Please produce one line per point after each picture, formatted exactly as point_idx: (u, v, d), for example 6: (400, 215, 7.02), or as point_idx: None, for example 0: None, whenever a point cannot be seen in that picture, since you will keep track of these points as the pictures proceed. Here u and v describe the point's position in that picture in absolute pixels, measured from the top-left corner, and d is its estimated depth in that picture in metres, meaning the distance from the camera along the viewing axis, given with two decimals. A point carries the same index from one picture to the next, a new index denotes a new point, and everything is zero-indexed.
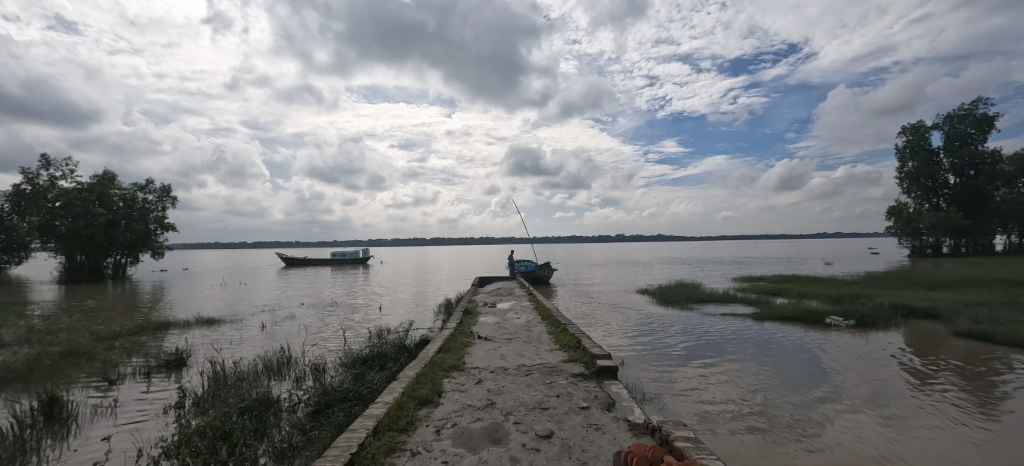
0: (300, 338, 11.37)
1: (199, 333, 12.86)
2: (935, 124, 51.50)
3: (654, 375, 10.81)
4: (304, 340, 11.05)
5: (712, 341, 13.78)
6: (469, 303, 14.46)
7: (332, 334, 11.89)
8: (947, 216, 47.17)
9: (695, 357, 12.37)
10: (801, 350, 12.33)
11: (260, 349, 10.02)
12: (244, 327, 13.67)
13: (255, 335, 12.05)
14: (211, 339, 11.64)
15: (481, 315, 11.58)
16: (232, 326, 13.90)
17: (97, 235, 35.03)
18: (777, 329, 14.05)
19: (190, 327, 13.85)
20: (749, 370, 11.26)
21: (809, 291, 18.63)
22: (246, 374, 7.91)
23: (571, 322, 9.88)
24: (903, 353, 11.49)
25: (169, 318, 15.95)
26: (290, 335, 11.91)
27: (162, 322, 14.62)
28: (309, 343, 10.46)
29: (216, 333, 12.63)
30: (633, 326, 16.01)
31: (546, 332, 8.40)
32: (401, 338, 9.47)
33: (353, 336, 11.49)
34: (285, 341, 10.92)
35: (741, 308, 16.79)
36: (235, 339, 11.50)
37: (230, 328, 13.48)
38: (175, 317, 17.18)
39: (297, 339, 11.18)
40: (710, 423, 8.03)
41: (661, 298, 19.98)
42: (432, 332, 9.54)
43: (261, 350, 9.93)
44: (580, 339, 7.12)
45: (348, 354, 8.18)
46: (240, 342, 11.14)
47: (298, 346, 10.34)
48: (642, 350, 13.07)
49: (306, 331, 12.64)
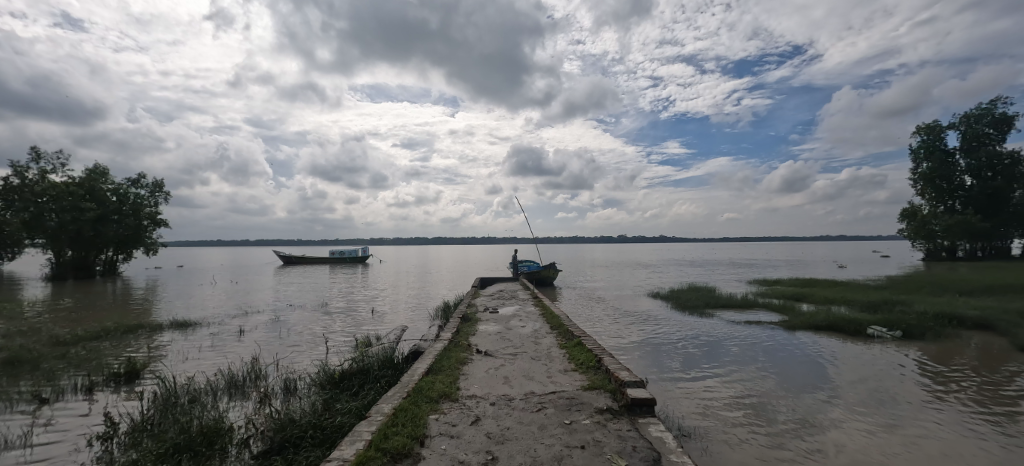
0: (279, 347, 10.21)
1: (171, 337, 11.76)
2: (951, 124, 50.00)
3: (675, 392, 9.52)
4: (280, 349, 9.82)
5: (733, 349, 12.51)
6: (468, 308, 13.17)
7: (313, 342, 10.64)
8: (963, 218, 45.68)
9: (720, 370, 10.99)
10: (838, 362, 11.03)
11: (227, 361, 8.81)
12: (220, 332, 12.40)
13: (229, 342, 10.89)
14: (179, 347, 10.40)
15: (481, 322, 10.30)
16: (210, 330, 12.83)
17: (84, 229, 33.76)
18: (810, 339, 12.68)
19: (164, 330, 12.77)
20: (785, 384, 9.96)
21: (836, 297, 17.24)
22: (201, 394, 6.69)
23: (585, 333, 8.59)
24: (957, 368, 10.16)
25: (143, 321, 14.66)
26: (269, 343, 10.73)
27: (132, 325, 13.32)
28: (286, 354, 9.28)
29: (189, 339, 11.48)
30: (644, 332, 14.75)
31: (558, 346, 7.10)
32: (389, 348, 8.26)
33: (336, 345, 10.22)
34: (260, 351, 9.75)
35: (764, 316, 15.43)
36: (205, 348, 10.30)
37: (206, 333, 12.37)
38: (152, 319, 15.91)
39: (274, 348, 10.00)
40: (739, 437, 7.25)
41: (675, 303, 18.65)
42: (425, 342, 8.28)
43: (228, 362, 8.71)
44: (601, 358, 5.86)
45: (324, 369, 6.96)
46: (209, 351, 9.93)
47: (273, 356, 9.16)
48: (658, 359, 11.74)
49: (287, 338, 11.46)
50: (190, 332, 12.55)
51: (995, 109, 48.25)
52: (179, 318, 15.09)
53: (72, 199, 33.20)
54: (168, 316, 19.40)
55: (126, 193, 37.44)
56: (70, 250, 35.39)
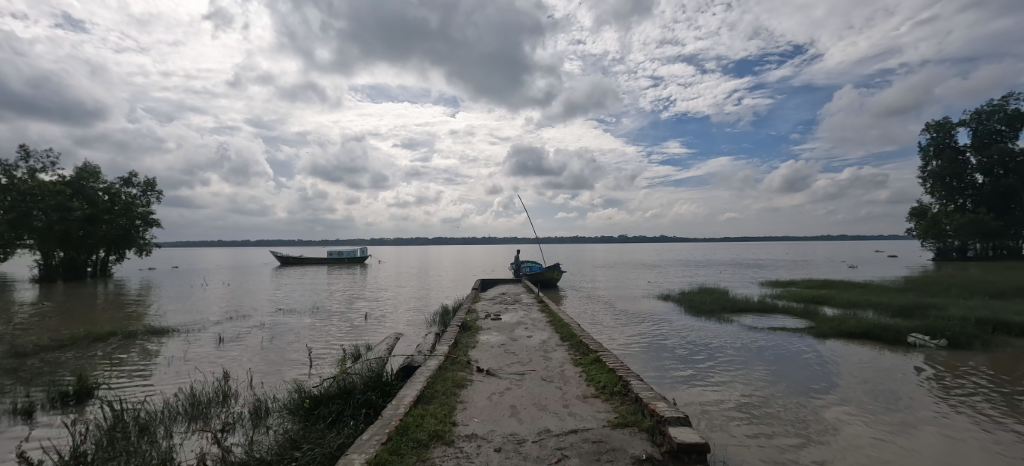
0: (259, 360, 9.22)
1: (145, 347, 10.80)
2: (962, 121, 48.96)
3: (688, 399, 8.90)
4: (258, 364, 8.82)
5: (757, 358, 11.55)
6: (468, 315, 12.19)
7: (296, 355, 9.62)
8: (976, 217, 44.59)
9: (746, 381, 9.99)
10: (869, 372, 10.14)
11: (196, 379, 7.79)
12: (197, 342, 11.41)
13: (206, 354, 9.93)
14: (149, 361, 9.41)
15: (482, 332, 9.29)
16: (187, 339, 11.85)
17: (72, 229, 32.80)
18: (843, 348, 11.65)
19: (138, 338, 11.78)
20: (820, 398, 8.98)
21: (862, 301, 16.21)
22: (153, 422, 5.68)
23: (600, 345, 7.63)
24: (982, 373, 9.55)
25: (120, 327, 13.73)
26: (249, 355, 9.76)
27: (104, 332, 12.36)
28: (265, 369, 8.29)
29: (163, 350, 10.51)
30: (657, 337, 13.78)
31: (573, 364, 6.10)
32: (378, 364, 7.26)
33: (321, 358, 9.19)
34: (237, 365, 8.77)
35: (787, 321, 14.43)
36: (179, 361, 9.35)
37: (183, 343, 11.38)
38: (131, 324, 14.95)
39: (251, 362, 8.98)
40: (738, 436, 7.12)
41: (688, 306, 17.69)
42: (420, 357, 7.26)
43: (196, 380, 7.70)
44: (629, 383, 4.88)
45: (300, 390, 5.96)
46: (180, 366, 8.96)
47: (249, 371, 8.17)
48: (677, 368, 10.77)
49: (269, 348, 10.48)
50: (166, 341, 11.59)
51: (1007, 105, 47.22)
52: (158, 325, 14.13)
53: (60, 199, 32.24)
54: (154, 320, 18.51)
55: (118, 193, 36.58)
56: (60, 251, 34.52)
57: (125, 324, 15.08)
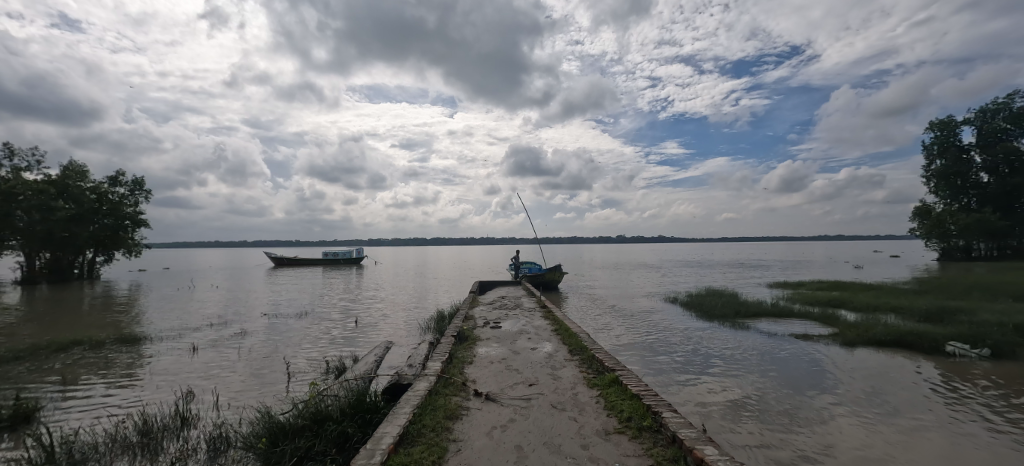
0: (232, 375, 8.34)
1: (109, 359, 9.89)
2: (967, 120, 48.38)
3: (709, 411, 8.05)
4: (228, 380, 7.92)
5: (779, 367, 10.72)
6: (465, 322, 11.31)
7: (274, 369, 8.72)
8: (982, 217, 43.96)
9: (772, 393, 9.12)
10: (906, 383, 9.29)
11: (155, 400, 6.88)
12: (168, 352, 10.48)
13: (175, 369, 9.04)
14: (109, 376, 8.48)
15: (480, 343, 8.42)
16: (159, 349, 10.95)
17: (56, 229, 31.76)
18: (874, 357, 10.82)
19: (106, 348, 10.87)
20: (860, 411, 8.09)
21: (882, 305, 15.39)
22: (86, 457, 4.76)
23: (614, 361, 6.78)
24: None
25: (91, 335, 12.77)
26: (222, 368, 8.86)
27: (69, 342, 11.39)
28: (235, 388, 7.40)
29: (128, 362, 9.57)
30: (668, 345, 12.95)
31: (587, 386, 5.22)
32: (361, 384, 6.38)
33: (300, 374, 8.29)
34: (205, 382, 7.86)
35: (808, 327, 13.59)
36: (144, 377, 8.45)
37: (154, 354, 10.47)
38: (105, 332, 13.98)
39: (221, 378, 8.08)
40: (771, 456, 6.33)
41: (699, 311, 16.84)
42: (408, 376, 6.38)
43: (155, 402, 6.79)
44: (663, 417, 4.00)
45: (265, 418, 5.08)
46: (144, 382, 8.07)
47: (216, 390, 7.27)
48: (697, 380, 9.85)
49: (246, 361, 9.60)
50: (135, 352, 10.67)
51: (1013, 103, 46.66)
52: (132, 333, 13.19)
53: (42, 198, 31.15)
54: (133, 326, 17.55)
55: (105, 193, 35.61)
56: (43, 253, 33.43)
57: (98, 332, 14.15)
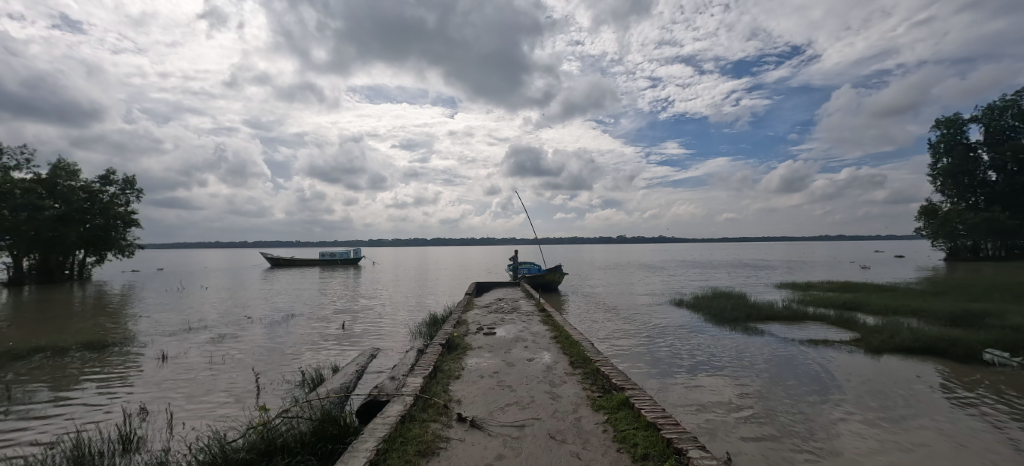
0: (196, 390, 7.60)
1: (68, 373, 9.21)
2: (974, 117, 47.55)
3: (725, 433, 7.30)
4: (189, 398, 7.12)
5: (799, 378, 10.03)
6: (457, 329, 10.57)
7: (243, 383, 7.92)
8: (991, 216, 43.10)
9: (793, 409, 8.41)
10: (938, 399, 8.58)
11: (100, 425, 6.08)
12: (134, 366, 9.69)
13: (136, 384, 8.31)
14: (59, 394, 7.67)
15: (471, 354, 7.65)
16: (125, 361, 10.27)
17: (43, 229, 31.05)
18: (903, 367, 10.11)
19: (70, 359, 10.24)
20: (896, 431, 7.44)
21: (901, 307, 14.66)
22: None
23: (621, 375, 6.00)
24: None
25: (64, 344, 12.09)
26: (188, 383, 8.14)
27: (37, 352, 10.70)
28: (195, 406, 6.66)
29: (86, 378, 8.78)
30: (675, 352, 12.27)
31: (592, 411, 4.45)
32: (332, 404, 5.62)
33: (271, 390, 7.50)
34: (164, 400, 7.12)
35: (825, 332, 12.90)
36: (100, 393, 7.71)
37: (120, 367, 9.77)
38: (80, 340, 13.31)
39: (183, 395, 7.33)
40: None
41: (707, 314, 16.12)
42: (385, 394, 5.59)
43: (99, 427, 5.98)
44: (689, 457, 3.25)
45: (208, 448, 4.30)
46: (98, 399, 7.34)
47: (172, 409, 6.52)
48: (712, 393, 9.17)
49: (217, 374, 8.88)
50: (99, 364, 10.01)
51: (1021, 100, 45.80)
52: (105, 342, 12.49)
53: (30, 197, 30.39)
54: (114, 331, 16.87)
55: (95, 192, 34.92)
56: (30, 254, 32.70)
57: (74, 340, 13.48)
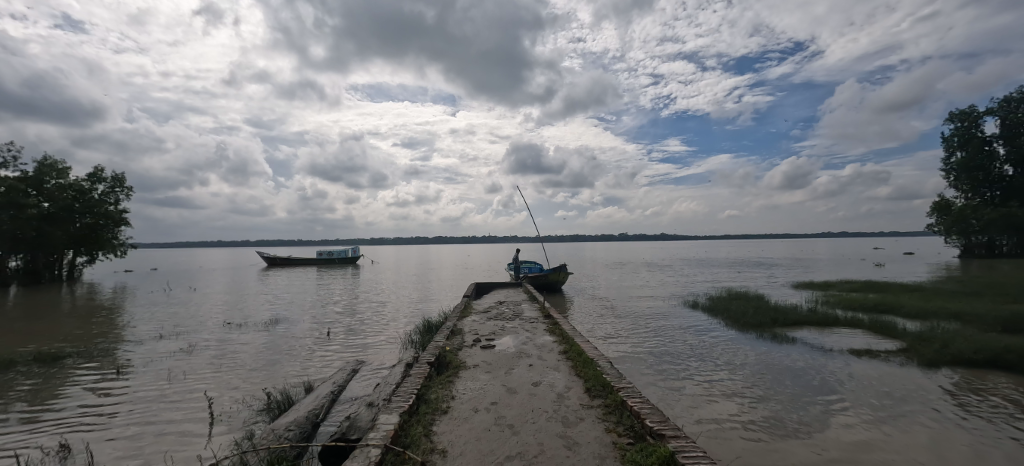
0: (147, 429, 7.34)
1: (41, 389, 9.26)
2: (990, 110, 46.00)
3: (759, 457, 6.70)
4: (134, 453, 6.47)
5: (848, 391, 9.35)
6: (451, 339, 9.74)
7: (192, 432, 7.21)
8: (1009, 212, 41.69)
9: (829, 422, 7.97)
10: (982, 413, 8.14)
11: None
12: (88, 394, 9.04)
13: (100, 409, 8.19)
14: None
15: (462, 383, 6.86)
16: (97, 380, 9.95)
17: (27, 228, 29.98)
18: (968, 380, 9.58)
19: (45, 376, 10.14)
20: (985, 454, 6.71)
21: (940, 312, 14.01)
22: None
23: (649, 418, 5.30)
24: None
25: (38, 358, 11.47)
26: (144, 417, 7.85)
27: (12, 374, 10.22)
28: (125, 455, 6.40)
29: (35, 410, 8.16)
30: (695, 359, 11.70)
31: None
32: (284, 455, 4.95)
33: (228, 442, 6.74)
34: (108, 443, 6.84)
35: (871, 341, 12.52)
36: (58, 424, 7.57)
37: (94, 384, 9.68)
38: (59, 350, 12.65)
39: (124, 437, 7.03)
40: None
41: (728, 319, 15.43)
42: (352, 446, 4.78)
43: None
44: None
45: None
46: (42, 438, 7.06)
47: (94, 459, 6.21)
48: (763, 411, 8.45)
49: (181, 403, 8.57)
50: (84, 378, 10.08)
51: None
52: (72, 358, 11.73)
53: (14, 195, 29.39)
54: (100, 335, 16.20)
55: (83, 189, 33.88)
56: (18, 254, 31.89)
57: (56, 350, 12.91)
